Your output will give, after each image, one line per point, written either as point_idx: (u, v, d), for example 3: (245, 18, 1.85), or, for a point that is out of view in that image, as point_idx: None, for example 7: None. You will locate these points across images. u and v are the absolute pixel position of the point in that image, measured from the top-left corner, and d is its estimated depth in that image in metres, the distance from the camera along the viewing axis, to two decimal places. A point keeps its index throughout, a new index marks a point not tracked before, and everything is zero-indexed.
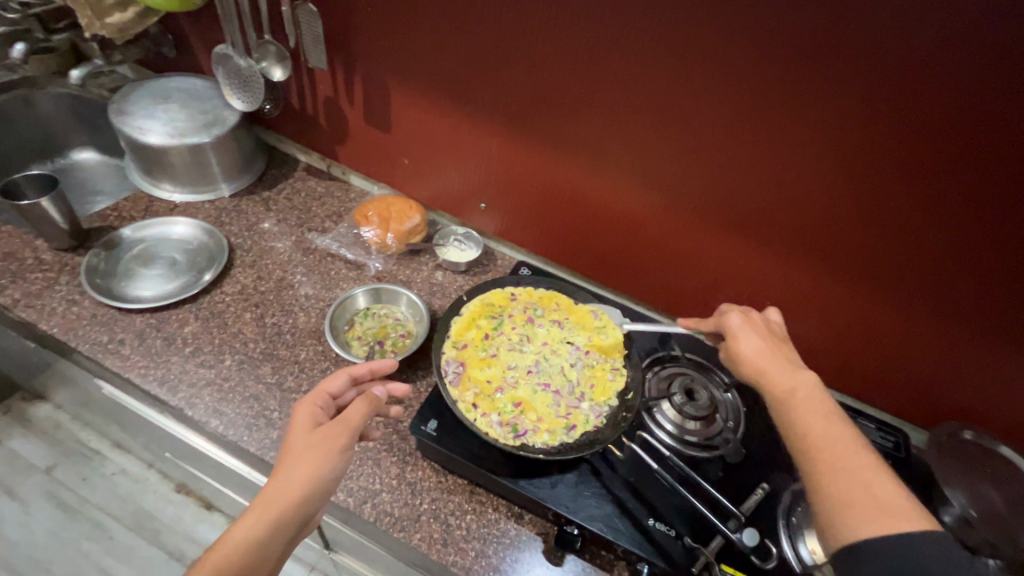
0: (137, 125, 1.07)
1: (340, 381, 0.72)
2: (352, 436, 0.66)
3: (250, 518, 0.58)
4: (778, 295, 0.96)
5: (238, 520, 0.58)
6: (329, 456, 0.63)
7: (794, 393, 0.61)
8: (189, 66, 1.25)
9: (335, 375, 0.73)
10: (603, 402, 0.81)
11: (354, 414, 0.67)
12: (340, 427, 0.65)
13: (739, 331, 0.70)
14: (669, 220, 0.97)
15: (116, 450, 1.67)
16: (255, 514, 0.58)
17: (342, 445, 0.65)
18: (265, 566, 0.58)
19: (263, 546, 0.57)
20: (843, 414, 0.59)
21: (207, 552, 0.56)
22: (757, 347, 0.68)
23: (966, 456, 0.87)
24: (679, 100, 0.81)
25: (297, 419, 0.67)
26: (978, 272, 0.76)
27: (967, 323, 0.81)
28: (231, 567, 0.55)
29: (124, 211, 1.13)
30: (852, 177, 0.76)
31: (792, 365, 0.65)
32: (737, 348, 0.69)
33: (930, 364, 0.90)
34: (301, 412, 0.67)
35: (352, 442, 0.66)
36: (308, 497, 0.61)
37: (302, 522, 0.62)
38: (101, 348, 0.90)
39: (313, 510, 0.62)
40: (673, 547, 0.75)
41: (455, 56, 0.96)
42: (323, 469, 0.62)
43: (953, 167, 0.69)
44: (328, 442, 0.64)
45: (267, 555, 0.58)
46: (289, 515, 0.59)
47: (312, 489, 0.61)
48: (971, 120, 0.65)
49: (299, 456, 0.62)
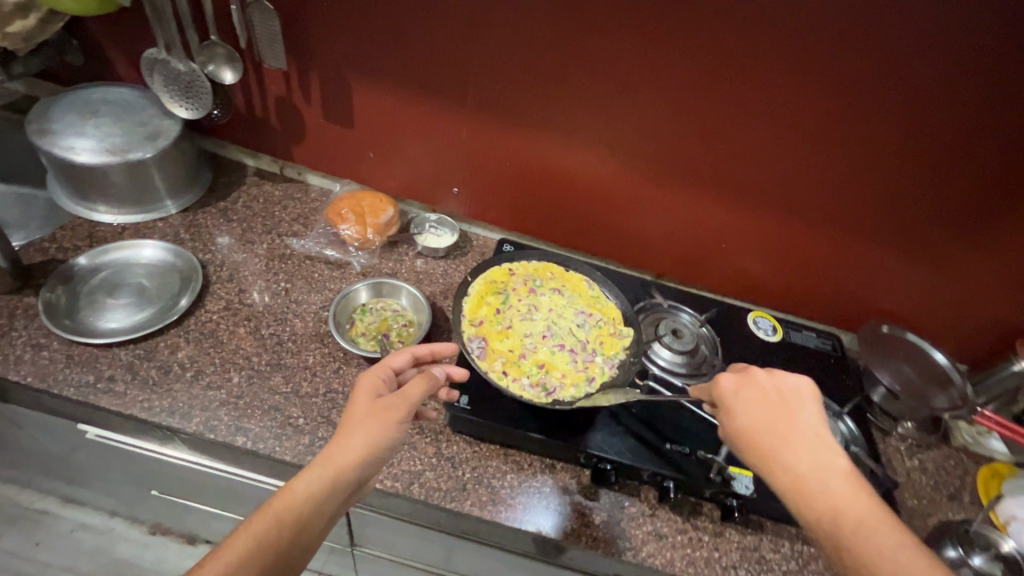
0: (64, 144, 0.97)
1: (403, 357, 0.78)
2: (409, 410, 0.70)
3: (312, 474, 0.64)
4: (732, 235, 1.12)
5: (299, 473, 0.64)
6: (385, 425, 0.68)
7: (811, 495, 0.60)
8: (105, 76, 1.14)
9: (398, 353, 0.79)
10: (614, 355, 0.94)
11: (412, 390, 0.71)
12: (397, 400, 0.70)
13: (734, 405, 0.68)
14: (635, 181, 1.09)
15: (68, 506, 1.52)
16: (315, 471, 0.64)
17: (399, 417, 0.69)
18: (319, 522, 0.63)
19: (320, 502, 0.63)
20: (865, 517, 0.57)
21: (274, 496, 0.62)
22: (773, 433, 0.64)
23: (889, 346, 1.10)
24: (643, 70, 0.92)
25: (361, 387, 0.73)
26: (884, 185, 0.97)
27: (877, 229, 1.03)
28: (292, 517, 0.60)
29: (64, 241, 1.03)
30: (790, 124, 0.93)
31: (800, 453, 0.63)
32: (736, 428, 0.67)
33: (852, 271, 1.11)
34: (366, 381, 0.73)
35: (408, 416, 0.70)
36: (364, 461, 0.66)
37: (356, 486, 0.67)
38: (90, 389, 0.84)
39: (366, 475, 0.67)
40: (689, 462, 0.87)
41: (420, 46, 0.98)
42: (379, 439, 0.67)
43: (864, 103, 0.88)
44: (386, 413, 0.69)
45: (323, 511, 0.63)
46: (345, 475, 0.65)
47: (368, 454, 0.66)
48: (873, 66, 0.83)
49: (359, 423, 0.68)
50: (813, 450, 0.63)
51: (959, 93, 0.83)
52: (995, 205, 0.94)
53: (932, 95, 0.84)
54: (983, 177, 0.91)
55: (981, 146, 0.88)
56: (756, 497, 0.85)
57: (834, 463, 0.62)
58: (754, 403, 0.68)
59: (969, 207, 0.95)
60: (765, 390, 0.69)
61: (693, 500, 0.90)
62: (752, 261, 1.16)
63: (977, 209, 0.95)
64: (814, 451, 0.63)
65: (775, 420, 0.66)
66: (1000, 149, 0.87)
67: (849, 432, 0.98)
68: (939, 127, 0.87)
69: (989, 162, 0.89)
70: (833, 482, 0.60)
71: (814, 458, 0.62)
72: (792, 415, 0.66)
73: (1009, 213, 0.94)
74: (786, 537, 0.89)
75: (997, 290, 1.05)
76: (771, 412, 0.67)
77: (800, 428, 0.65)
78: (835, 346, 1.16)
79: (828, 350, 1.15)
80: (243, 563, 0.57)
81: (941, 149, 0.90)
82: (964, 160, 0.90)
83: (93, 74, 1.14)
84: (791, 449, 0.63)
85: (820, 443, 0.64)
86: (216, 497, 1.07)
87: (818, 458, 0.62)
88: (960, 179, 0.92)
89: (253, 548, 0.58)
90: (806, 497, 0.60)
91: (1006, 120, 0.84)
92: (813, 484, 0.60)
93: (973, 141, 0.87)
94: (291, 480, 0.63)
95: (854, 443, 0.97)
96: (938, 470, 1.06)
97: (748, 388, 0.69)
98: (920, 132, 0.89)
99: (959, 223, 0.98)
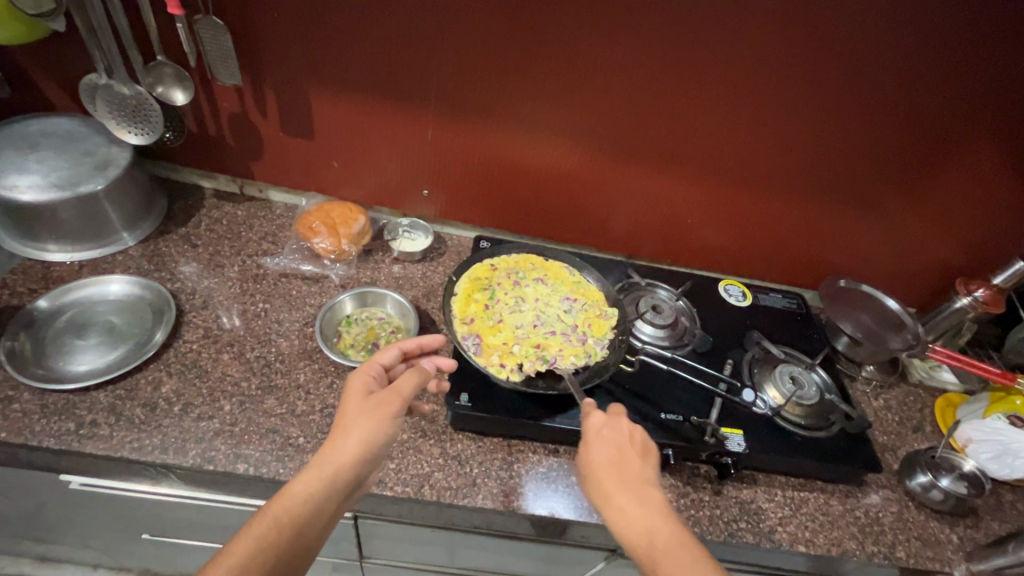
0: (4, 183, 0.91)
1: (392, 353, 0.79)
2: (402, 405, 0.72)
3: (310, 475, 0.65)
4: (696, 210, 1.18)
5: (298, 475, 0.65)
6: (380, 421, 0.69)
7: (626, 526, 0.65)
8: (36, 106, 1.06)
9: (387, 349, 0.80)
10: (603, 336, 0.98)
11: (404, 385, 0.72)
12: (390, 396, 0.71)
13: (588, 442, 0.73)
14: (601, 167, 1.12)
15: (43, 565, 1.45)
16: (313, 472, 0.65)
17: (392, 412, 0.70)
18: (320, 521, 0.64)
19: (319, 502, 0.64)
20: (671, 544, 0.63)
21: (270, 500, 0.63)
22: (608, 472, 0.69)
23: (846, 298, 1.20)
24: (603, 58, 0.95)
25: (353, 386, 0.73)
26: (830, 150, 1.04)
27: (827, 191, 1.11)
28: (293, 518, 0.62)
29: (17, 286, 0.97)
30: (743, 100, 0.98)
31: (624, 491, 0.67)
32: (584, 462, 0.72)
33: (807, 231, 1.19)
34: (358, 378, 0.74)
35: (402, 410, 0.71)
36: (362, 458, 0.67)
37: (355, 483, 0.68)
38: (72, 437, 0.80)
39: (364, 473, 0.68)
40: (684, 428, 0.93)
41: (377, 52, 0.97)
42: (376, 435, 0.68)
43: (807, 75, 0.94)
44: (379, 410, 0.70)
45: (323, 510, 0.64)
46: (343, 475, 0.66)
47: (365, 451, 0.67)
48: (814, 40, 0.90)
49: (354, 421, 0.69)
50: (639, 493, 0.67)
51: (889, 56, 0.90)
52: (926, 157, 1.03)
53: (866, 62, 0.91)
54: (914, 132, 1.00)
55: (911, 104, 0.96)
56: (747, 453, 0.92)
57: (657, 503, 0.66)
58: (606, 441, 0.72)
59: (905, 161, 1.04)
60: (622, 433, 0.73)
61: (691, 463, 0.95)
62: (717, 232, 1.22)
63: (911, 162, 1.04)
64: (641, 493, 0.67)
65: (614, 462, 0.70)
66: (927, 104, 0.95)
67: (822, 381, 1.07)
68: (873, 91, 0.95)
69: (919, 117, 0.97)
70: (649, 521, 0.65)
71: (635, 497, 0.67)
72: (633, 461, 0.70)
73: (939, 162, 1.04)
74: (777, 486, 0.96)
75: (933, 235, 1.15)
76: (614, 455, 0.71)
77: (638, 469, 0.70)
78: (799, 303, 1.24)
79: (794, 308, 1.24)
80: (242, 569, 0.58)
81: (877, 111, 0.97)
82: (896, 119, 0.98)
83: (22, 106, 1.06)
84: (617, 489, 0.68)
85: (650, 486, 0.68)
86: (214, 530, 1.04)
87: (643, 498, 0.67)
88: (895, 136, 1.01)
89: (252, 553, 0.59)
90: (626, 535, 0.64)
91: (931, 78, 0.92)
92: (632, 522, 0.65)
93: (904, 100, 0.95)
94: (289, 482, 0.64)
95: (828, 391, 1.05)
96: (901, 406, 1.16)
97: (610, 430, 0.73)
98: (858, 97, 0.96)
99: (898, 177, 1.07)
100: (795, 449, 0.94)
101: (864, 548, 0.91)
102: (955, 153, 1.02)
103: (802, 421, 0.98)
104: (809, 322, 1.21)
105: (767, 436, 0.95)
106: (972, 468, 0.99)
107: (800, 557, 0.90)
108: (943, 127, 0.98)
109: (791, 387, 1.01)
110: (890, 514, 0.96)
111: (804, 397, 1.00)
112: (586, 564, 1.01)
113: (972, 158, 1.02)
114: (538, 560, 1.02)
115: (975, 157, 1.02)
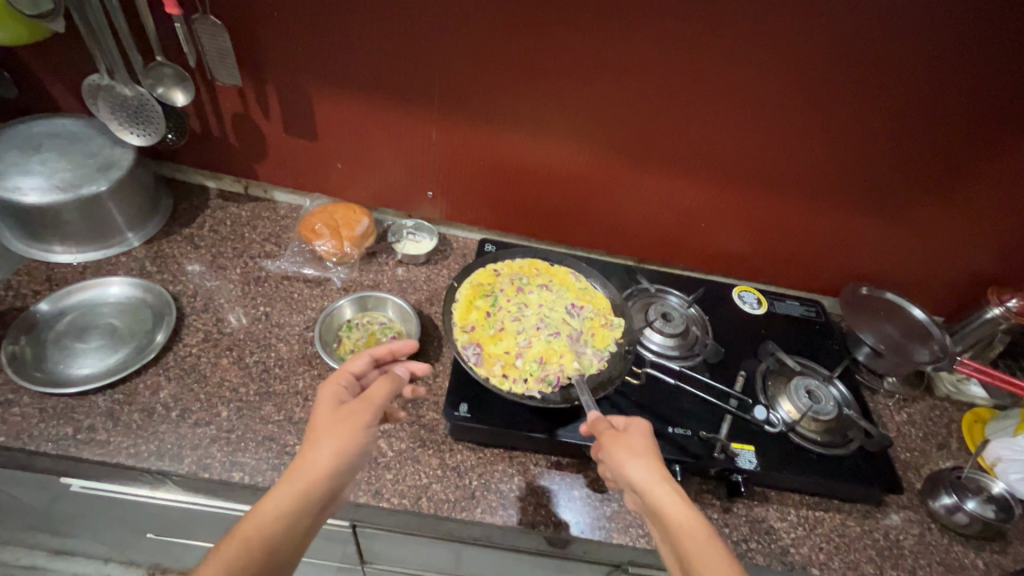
0: (8, 185, 0.91)
1: (364, 360, 0.77)
2: (375, 412, 0.68)
3: (278, 494, 0.61)
4: (711, 213, 1.13)
5: (268, 493, 0.62)
6: (354, 432, 0.66)
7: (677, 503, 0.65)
8: (42, 107, 1.07)
9: (358, 357, 0.77)
10: (606, 347, 0.95)
11: (377, 393, 0.69)
12: (362, 404, 0.68)
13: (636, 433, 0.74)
14: (611, 168, 1.08)
15: (56, 557, 1.48)
16: (284, 488, 0.61)
17: (365, 421, 0.67)
18: (292, 541, 0.60)
19: (291, 521, 0.60)
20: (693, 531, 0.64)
21: (240, 520, 0.59)
22: (653, 464, 0.68)
23: (869, 307, 1.14)
24: (612, 56, 0.91)
25: (324, 397, 0.71)
26: (853, 151, 0.99)
27: (851, 195, 1.05)
28: (264, 539, 0.58)
29: (22, 287, 0.97)
30: (761, 99, 0.93)
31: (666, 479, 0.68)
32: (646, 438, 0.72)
33: (828, 236, 1.14)
34: (329, 389, 0.71)
35: (376, 418, 0.68)
36: (334, 471, 0.63)
37: (329, 498, 0.64)
38: (70, 442, 0.80)
39: (339, 486, 0.65)
40: (693, 443, 0.89)
41: (379, 52, 0.95)
42: (348, 446, 0.65)
43: (830, 74, 0.89)
44: (352, 419, 0.66)
45: (296, 529, 0.61)
46: (317, 489, 0.62)
47: (337, 464, 0.64)
48: (838, 35, 0.84)
49: (324, 434, 0.65)
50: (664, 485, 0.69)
51: (919, 53, 0.84)
52: (955, 161, 0.97)
53: (894, 60, 0.86)
54: (943, 134, 0.94)
55: (942, 103, 0.90)
56: (760, 470, 0.88)
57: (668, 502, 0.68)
58: (642, 437, 0.72)
59: (935, 163, 0.98)
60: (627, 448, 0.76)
61: (700, 479, 0.92)
62: (732, 237, 1.17)
63: (942, 167, 0.98)
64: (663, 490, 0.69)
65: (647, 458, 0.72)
66: (959, 104, 0.89)
67: (840, 395, 1.02)
68: (897, 92, 0.89)
69: (951, 118, 0.91)
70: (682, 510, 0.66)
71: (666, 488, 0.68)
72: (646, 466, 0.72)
73: (972, 166, 0.97)
74: (791, 505, 0.91)
75: (961, 242, 1.09)
76: (654, 450, 0.70)
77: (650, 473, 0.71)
78: (818, 312, 1.19)
79: (812, 317, 1.18)
80: None
81: (906, 111, 0.92)
82: (926, 120, 0.92)
83: (30, 107, 1.07)
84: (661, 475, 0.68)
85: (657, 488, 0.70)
86: (217, 532, 1.05)
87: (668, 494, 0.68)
88: (925, 136, 0.94)
89: None
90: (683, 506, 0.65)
91: (962, 78, 0.86)
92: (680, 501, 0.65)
93: (934, 100, 0.90)
94: (258, 501, 0.61)
95: (847, 406, 1.00)
96: (926, 421, 1.10)
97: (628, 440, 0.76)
98: (883, 97, 0.90)
99: (927, 181, 1.01)
100: (810, 467, 0.90)
101: (882, 573, 0.86)
102: (991, 156, 0.95)
103: (818, 437, 0.94)
104: (828, 332, 1.16)
105: (780, 453, 0.91)
106: (1002, 490, 0.93)
107: None
108: (974, 129, 0.92)
109: (807, 402, 0.96)
110: (912, 537, 0.91)
111: (821, 412, 0.95)
112: None
113: (1007, 163, 0.95)
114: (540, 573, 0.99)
115: (1009, 161, 0.95)
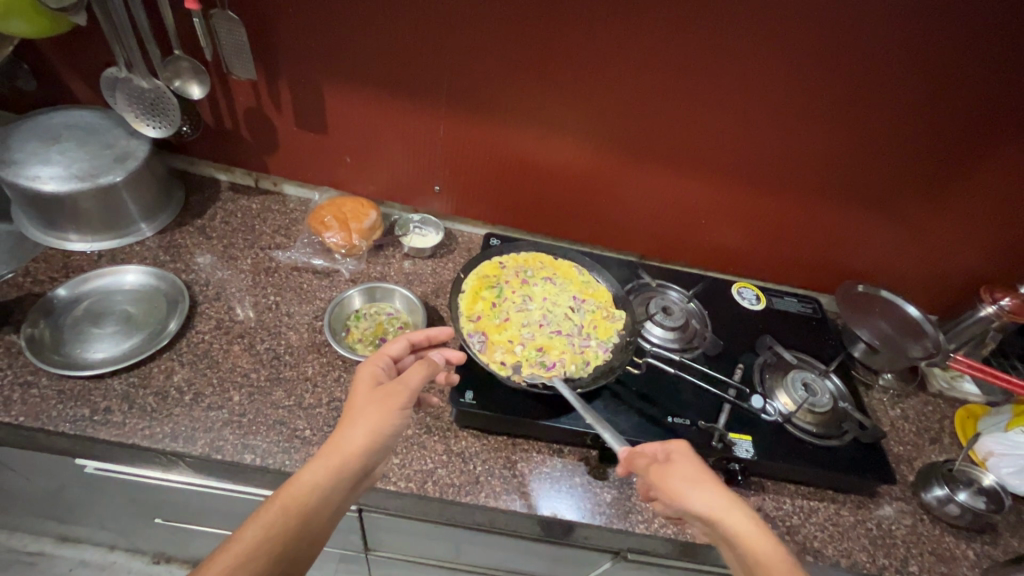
0: (28, 173, 0.93)
1: (400, 344, 0.79)
2: (410, 396, 0.71)
3: (318, 464, 0.64)
4: (712, 211, 1.16)
5: (308, 464, 0.64)
6: (389, 413, 0.69)
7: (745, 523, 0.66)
8: (60, 100, 1.09)
9: (396, 341, 0.80)
10: (608, 339, 0.97)
11: (412, 377, 0.72)
12: (399, 388, 0.71)
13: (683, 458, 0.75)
14: (615, 165, 1.11)
15: (61, 545, 1.50)
16: (321, 461, 0.64)
17: (400, 404, 0.70)
18: (326, 512, 0.63)
19: (327, 493, 0.63)
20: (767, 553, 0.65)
21: (281, 486, 0.62)
22: (712, 488, 0.69)
23: (865, 303, 1.16)
24: (617, 55, 0.94)
25: (362, 377, 0.73)
26: (850, 151, 1.01)
27: (848, 195, 1.08)
28: (302, 506, 0.61)
29: (39, 274, 0.99)
30: (762, 98, 0.96)
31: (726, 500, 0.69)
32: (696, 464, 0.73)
33: (825, 235, 1.16)
34: (367, 369, 0.74)
35: (410, 402, 0.71)
36: (370, 449, 0.66)
37: (363, 474, 0.67)
38: (87, 423, 0.82)
39: (372, 464, 0.68)
40: (691, 432, 0.92)
41: (390, 49, 0.97)
42: (383, 426, 0.68)
43: (829, 75, 0.91)
44: (388, 400, 0.69)
45: (330, 501, 0.63)
46: (351, 465, 0.65)
47: (371, 443, 0.66)
48: (837, 37, 0.87)
49: (361, 412, 0.68)
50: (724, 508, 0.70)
51: (915, 55, 0.87)
52: (951, 161, 1.00)
53: (890, 62, 0.88)
54: (940, 134, 0.96)
55: (938, 105, 0.92)
56: (756, 459, 0.90)
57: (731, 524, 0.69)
58: (692, 462, 0.73)
59: (931, 164, 1.01)
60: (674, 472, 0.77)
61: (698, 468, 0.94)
62: (732, 235, 1.20)
63: (938, 167, 1.01)
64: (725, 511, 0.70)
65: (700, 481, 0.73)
66: (955, 106, 0.92)
67: (836, 388, 1.04)
68: (896, 92, 0.92)
69: (946, 119, 0.94)
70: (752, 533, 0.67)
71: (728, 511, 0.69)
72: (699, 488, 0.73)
73: (967, 167, 1.00)
74: (786, 495, 0.94)
75: (957, 241, 1.12)
76: (709, 473, 0.72)
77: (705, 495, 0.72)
78: (815, 308, 1.22)
79: (809, 313, 1.21)
80: (248, 556, 0.57)
81: (902, 112, 0.94)
82: (923, 121, 0.95)
83: (48, 99, 1.09)
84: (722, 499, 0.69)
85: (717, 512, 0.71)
86: (224, 517, 1.07)
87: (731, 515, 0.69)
88: (920, 137, 0.97)
89: (260, 541, 0.58)
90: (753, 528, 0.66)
91: (958, 79, 0.89)
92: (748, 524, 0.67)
93: (930, 102, 0.92)
94: (298, 470, 0.63)
95: (842, 399, 1.02)
96: (920, 416, 1.12)
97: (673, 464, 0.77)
98: (882, 98, 0.93)
99: (923, 181, 1.04)
100: (805, 457, 0.92)
101: (875, 561, 0.88)
102: (985, 157, 0.98)
103: (814, 429, 0.96)
104: (825, 327, 1.19)
105: (776, 443, 0.93)
106: (992, 483, 0.95)
107: (808, 568, 0.88)
108: (969, 130, 0.95)
109: (803, 394, 0.99)
110: (904, 527, 0.94)
111: (817, 404, 0.98)
112: (589, 566, 1.00)
113: (1002, 163, 0.98)
114: (541, 560, 1.01)
115: (1004, 160, 0.98)
